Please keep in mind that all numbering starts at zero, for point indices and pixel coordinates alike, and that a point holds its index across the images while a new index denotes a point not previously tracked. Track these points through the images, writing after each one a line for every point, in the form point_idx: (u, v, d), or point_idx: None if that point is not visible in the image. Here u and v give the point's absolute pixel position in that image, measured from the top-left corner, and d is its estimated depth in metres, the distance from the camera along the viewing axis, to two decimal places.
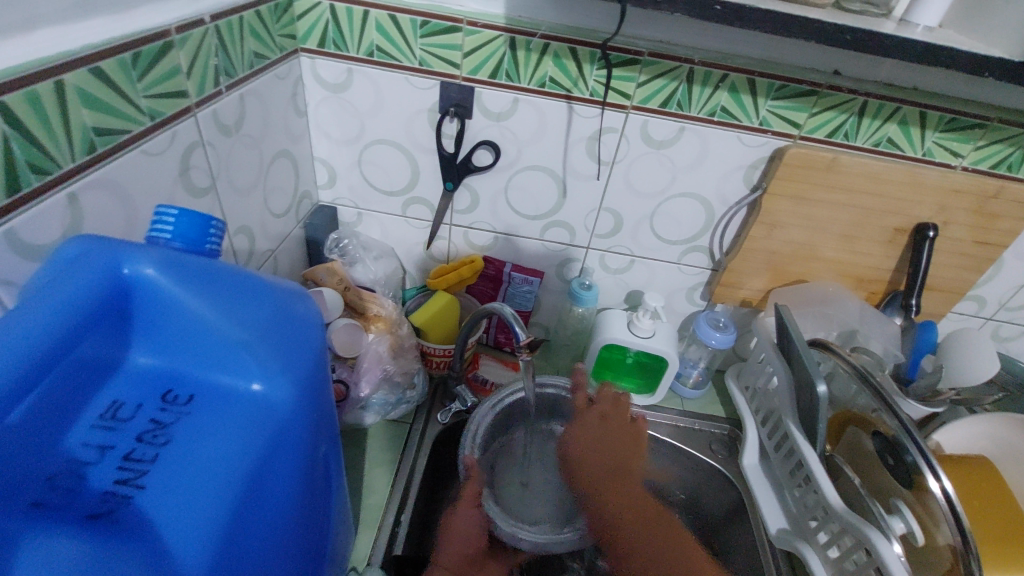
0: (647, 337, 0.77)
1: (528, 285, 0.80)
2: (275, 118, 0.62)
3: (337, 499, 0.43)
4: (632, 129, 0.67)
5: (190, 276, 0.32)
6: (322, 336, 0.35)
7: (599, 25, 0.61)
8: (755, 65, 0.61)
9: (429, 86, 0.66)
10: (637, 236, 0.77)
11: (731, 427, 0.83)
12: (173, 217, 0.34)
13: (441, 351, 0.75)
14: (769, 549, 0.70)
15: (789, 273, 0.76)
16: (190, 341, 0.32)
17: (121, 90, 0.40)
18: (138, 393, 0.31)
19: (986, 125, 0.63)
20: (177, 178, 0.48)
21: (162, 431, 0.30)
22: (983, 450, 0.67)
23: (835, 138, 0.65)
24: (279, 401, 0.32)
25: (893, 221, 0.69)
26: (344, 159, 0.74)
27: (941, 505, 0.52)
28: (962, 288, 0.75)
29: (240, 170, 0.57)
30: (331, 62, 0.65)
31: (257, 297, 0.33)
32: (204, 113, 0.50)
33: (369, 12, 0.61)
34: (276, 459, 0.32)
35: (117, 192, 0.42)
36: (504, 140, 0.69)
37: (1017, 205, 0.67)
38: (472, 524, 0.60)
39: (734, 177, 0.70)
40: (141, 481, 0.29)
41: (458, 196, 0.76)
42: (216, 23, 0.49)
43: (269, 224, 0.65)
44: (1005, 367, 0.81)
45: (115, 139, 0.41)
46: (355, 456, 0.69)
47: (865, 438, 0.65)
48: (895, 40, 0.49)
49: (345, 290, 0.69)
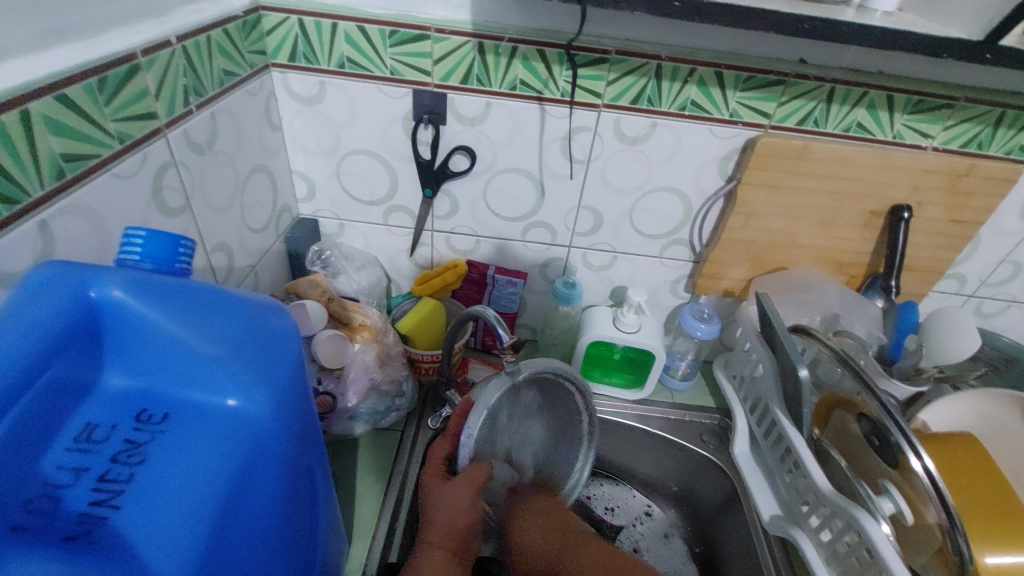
0: (634, 331, 0.77)
1: (512, 287, 0.81)
2: (248, 135, 0.63)
3: (325, 510, 0.43)
4: (604, 127, 0.67)
5: (158, 296, 0.32)
6: (298, 349, 0.35)
7: (565, 26, 0.61)
8: (722, 58, 0.62)
9: (401, 94, 0.66)
10: (618, 233, 0.78)
11: (721, 417, 0.84)
12: (142, 238, 0.35)
13: (429, 356, 0.75)
14: (763, 535, 0.70)
15: (769, 261, 0.77)
16: (164, 359, 0.32)
17: (89, 115, 0.41)
18: (112, 414, 0.31)
19: (953, 105, 0.64)
20: (151, 200, 0.48)
21: (137, 450, 0.31)
22: (969, 426, 0.68)
23: (805, 126, 0.66)
24: (257, 413, 0.32)
25: (868, 204, 0.70)
26: (322, 171, 0.75)
27: (924, 482, 0.53)
28: (941, 267, 0.76)
29: (214, 187, 0.58)
30: (303, 75, 0.66)
31: (230, 313, 0.33)
32: (175, 133, 0.50)
33: (337, 24, 0.61)
34: (256, 472, 0.33)
35: (91, 217, 0.42)
36: (480, 144, 0.70)
37: (989, 182, 0.68)
38: (460, 511, 0.58)
39: (709, 169, 0.70)
40: (116, 501, 0.29)
41: (438, 202, 0.76)
42: (183, 44, 0.50)
43: (248, 240, 0.66)
44: (989, 343, 0.82)
45: (86, 163, 0.41)
46: (346, 466, 0.69)
47: (851, 422, 0.65)
48: (854, 27, 0.50)
49: (329, 301, 0.70)
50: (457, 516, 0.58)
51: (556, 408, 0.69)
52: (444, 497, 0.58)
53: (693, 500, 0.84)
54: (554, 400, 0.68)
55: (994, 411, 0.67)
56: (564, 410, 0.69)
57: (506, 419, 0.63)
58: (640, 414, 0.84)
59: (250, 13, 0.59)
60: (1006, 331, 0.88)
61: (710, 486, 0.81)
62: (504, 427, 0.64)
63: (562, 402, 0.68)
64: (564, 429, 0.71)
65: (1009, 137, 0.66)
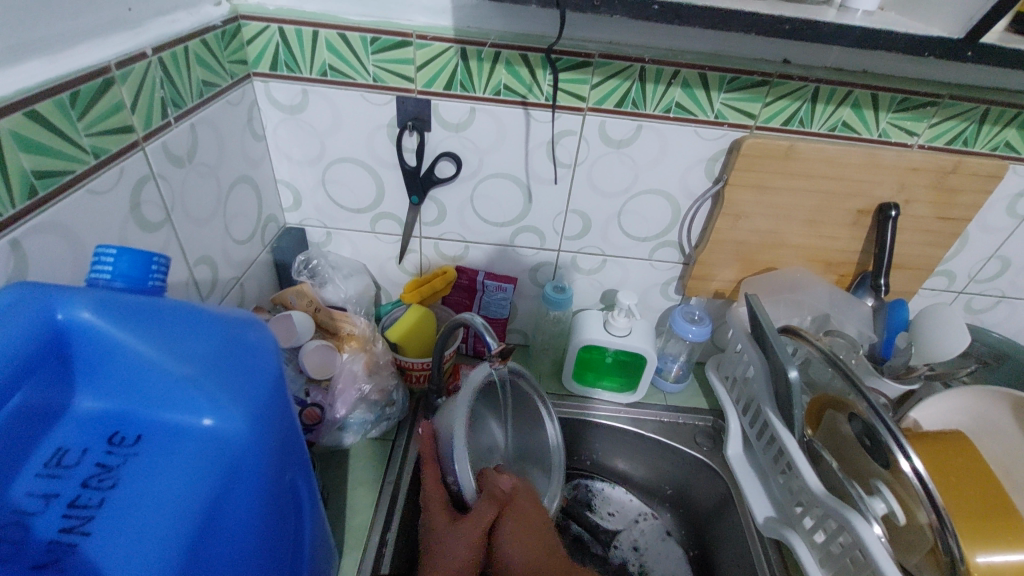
0: (624, 335, 0.77)
1: (502, 292, 0.81)
2: (230, 146, 0.62)
3: (312, 526, 0.43)
4: (590, 130, 0.67)
5: (126, 315, 0.32)
6: (278, 363, 0.35)
7: (547, 30, 0.61)
8: (705, 60, 0.61)
9: (385, 101, 0.66)
10: (607, 235, 0.77)
11: (714, 418, 0.84)
12: (112, 257, 0.34)
13: (419, 364, 0.74)
14: (759, 539, 0.70)
15: (758, 261, 0.76)
16: (135, 381, 0.32)
17: (62, 131, 0.40)
18: (83, 438, 0.31)
19: (937, 103, 0.64)
20: (129, 214, 0.48)
21: (109, 474, 0.30)
22: (961, 424, 0.68)
23: (790, 126, 0.66)
24: (233, 433, 0.32)
25: (855, 203, 0.70)
26: (307, 180, 0.74)
27: (913, 482, 0.53)
28: (930, 264, 0.76)
29: (196, 199, 0.57)
30: (285, 84, 0.65)
31: (204, 330, 0.33)
32: (153, 145, 0.50)
33: (318, 32, 0.61)
34: (233, 492, 0.32)
35: (66, 234, 0.41)
36: (465, 150, 0.69)
37: (976, 178, 0.67)
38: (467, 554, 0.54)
39: (696, 171, 0.70)
40: (86, 527, 0.29)
41: (425, 209, 0.76)
42: (160, 55, 0.49)
43: (232, 250, 0.65)
44: (980, 339, 0.82)
45: (58, 181, 0.40)
46: (336, 478, 0.68)
47: (841, 422, 0.65)
48: (834, 28, 0.50)
49: (316, 311, 0.71)
50: (465, 564, 0.53)
51: (521, 421, 0.73)
52: (452, 544, 0.54)
53: (688, 503, 0.83)
54: (518, 410, 0.72)
55: (985, 409, 0.67)
56: (529, 419, 0.72)
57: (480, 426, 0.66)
58: (633, 417, 0.83)
59: (229, 22, 0.59)
60: (997, 326, 0.89)
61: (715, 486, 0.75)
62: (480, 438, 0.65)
63: (527, 410, 0.72)
64: (532, 444, 0.72)
65: (994, 133, 0.66)
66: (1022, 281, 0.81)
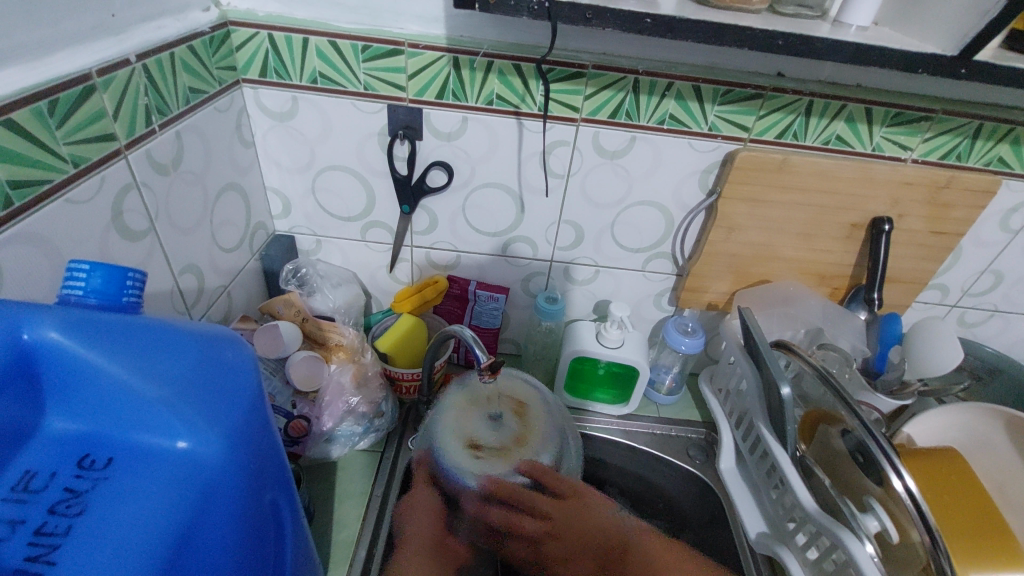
0: (616, 347, 0.76)
1: (494, 302, 0.80)
2: (218, 154, 0.61)
3: (295, 547, 0.42)
4: (583, 141, 0.66)
5: (95, 334, 0.31)
6: (258, 382, 0.34)
7: (540, 40, 0.60)
8: (700, 72, 0.61)
9: (376, 110, 0.65)
10: (600, 246, 0.77)
11: (706, 431, 0.83)
12: (85, 272, 0.34)
13: (409, 374, 0.73)
14: (750, 553, 0.69)
15: (751, 274, 0.76)
16: (107, 401, 0.31)
17: (39, 139, 0.39)
18: (52, 460, 0.31)
19: (931, 118, 0.64)
20: (111, 224, 0.47)
21: (77, 500, 0.30)
22: (953, 441, 0.68)
23: (784, 139, 0.66)
24: (208, 456, 0.31)
25: (849, 217, 0.70)
26: (297, 188, 0.73)
27: (907, 503, 0.52)
28: (922, 277, 0.76)
29: (183, 208, 0.56)
30: (274, 91, 0.64)
31: (176, 348, 0.32)
32: (137, 153, 0.49)
33: (309, 39, 0.60)
34: (207, 519, 0.32)
35: (44, 245, 0.40)
36: (457, 159, 0.69)
37: (969, 193, 0.67)
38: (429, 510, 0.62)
39: (690, 183, 0.70)
40: (52, 557, 0.28)
41: (418, 218, 0.75)
42: (144, 62, 0.48)
43: (219, 259, 0.64)
44: (975, 354, 0.81)
45: (35, 191, 0.40)
46: (323, 492, 0.67)
47: (834, 438, 0.64)
48: (828, 43, 0.49)
49: (303, 321, 0.71)
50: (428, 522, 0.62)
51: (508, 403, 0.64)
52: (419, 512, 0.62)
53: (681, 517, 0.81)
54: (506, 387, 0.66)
55: (976, 425, 0.67)
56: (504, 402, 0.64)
57: (458, 412, 0.63)
58: (626, 429, 0.82)
59: (217, 28, 0.58)
60: (991, 340, 0.88)
61: (782, 497, 0.64)
62: (468, 421, 0.62)
63: (508, 400, 0.64)
64: (531, 421, 0.63)
65: (988, 148, 0.66)
66: (1014, 295, 0.81)
